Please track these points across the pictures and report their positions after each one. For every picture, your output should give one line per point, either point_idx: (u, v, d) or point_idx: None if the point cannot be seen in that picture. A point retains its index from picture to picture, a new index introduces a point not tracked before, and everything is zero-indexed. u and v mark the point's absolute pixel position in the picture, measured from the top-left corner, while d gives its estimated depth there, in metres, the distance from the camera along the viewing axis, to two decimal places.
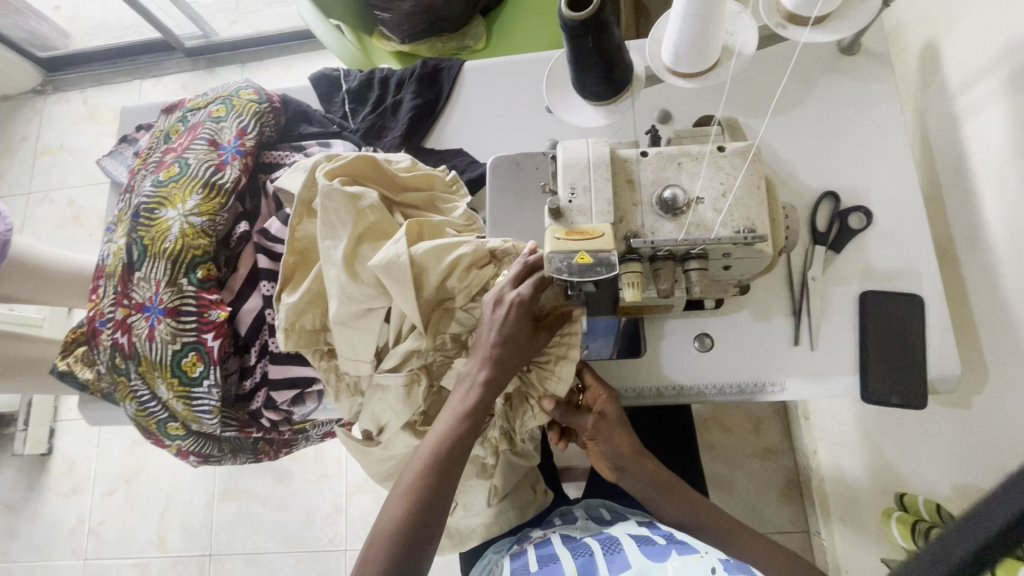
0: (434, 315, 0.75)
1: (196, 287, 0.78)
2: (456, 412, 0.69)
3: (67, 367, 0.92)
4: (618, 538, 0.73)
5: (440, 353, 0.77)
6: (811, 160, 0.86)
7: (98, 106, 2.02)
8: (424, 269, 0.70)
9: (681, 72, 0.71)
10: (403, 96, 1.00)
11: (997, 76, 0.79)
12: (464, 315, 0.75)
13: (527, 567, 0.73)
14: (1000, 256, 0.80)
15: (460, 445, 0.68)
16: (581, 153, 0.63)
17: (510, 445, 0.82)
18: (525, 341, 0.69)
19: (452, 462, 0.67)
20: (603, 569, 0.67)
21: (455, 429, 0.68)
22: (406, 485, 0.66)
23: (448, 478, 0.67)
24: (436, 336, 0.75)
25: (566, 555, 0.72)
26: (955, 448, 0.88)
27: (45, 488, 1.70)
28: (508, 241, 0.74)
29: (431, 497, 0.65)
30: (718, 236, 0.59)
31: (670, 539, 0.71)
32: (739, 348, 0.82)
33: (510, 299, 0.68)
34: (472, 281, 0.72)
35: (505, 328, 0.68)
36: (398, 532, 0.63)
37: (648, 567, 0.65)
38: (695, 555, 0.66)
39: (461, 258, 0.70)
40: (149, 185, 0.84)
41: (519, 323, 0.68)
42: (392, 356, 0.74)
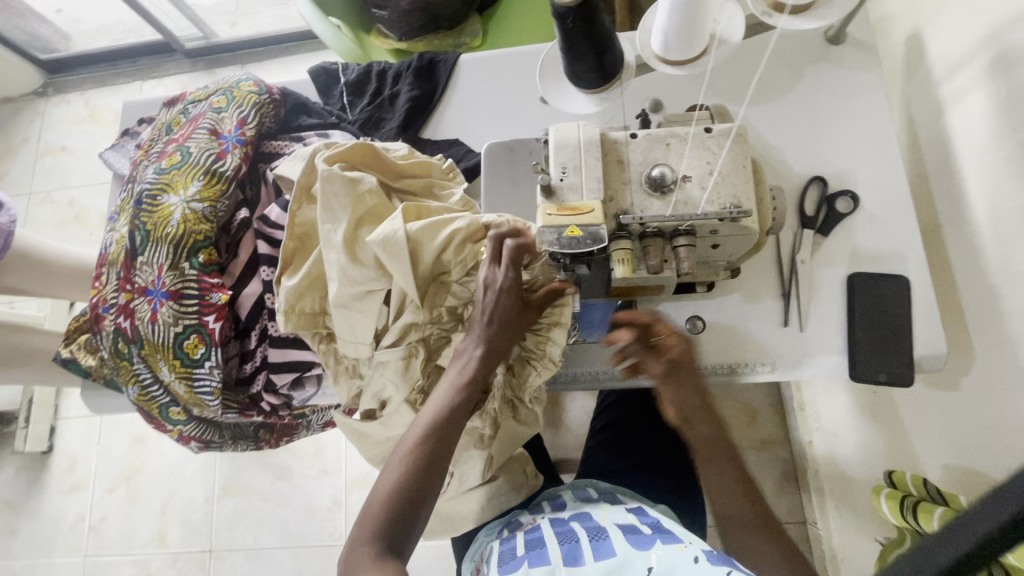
0: (431, 288, 0.77)
1: (198, 270, 0.80)
2: (449, 387, 0.71)
3: (70, 354, 0.94)
4: (606, 526, 0.74)
5: (436, 327, 0.79)
6: (800, 146, 0.88)
7: (99, 107, 2.04)
8: (419, 244, 0.72)
9: (670, 59, 0.73)
10: (401, 88, 1.02)
11: (979, 62, 0.82)
12: (460, 289, 0.78)
13: (513, 552, 0.73)
14: (984, 238, 0.82)
15: (453, 417, 0.70)
16: (573, 135, 0.65)
17: (512, 413, 0.81)
18: (516, 319, 0.72)
19: (445, 433, 0.69)
20: (590, 556, 0.68)
21: (448, 402, 0.70)
22: (400, 456, 0.68)
23: (441, 449, 0.68)
24: (433, 309, 0.77)
25: (553, 540, 0.73)
26: (943, 430, 0.90)
27: (46, 486, 1.71)
28: (503, 217, 0.74)
29: (424, 466, 0.67)
30: (705, 212, 0.61)
31: (656, 529, 0.72)
32: (730, 331, 0.84)
33: (502, 281, 0.71)
34: (468, 255, 0.75)
35: (496, 307, 0.71)
36: (389, 498, 0.66)
37: (634, 556, 0.66)
38: (680, 545, 0.67)
39: (457, 233, 0.72)
40: (151, 173, 0.85)
41: (510, 302, 0.71)
42: (389, 333, 0.76)
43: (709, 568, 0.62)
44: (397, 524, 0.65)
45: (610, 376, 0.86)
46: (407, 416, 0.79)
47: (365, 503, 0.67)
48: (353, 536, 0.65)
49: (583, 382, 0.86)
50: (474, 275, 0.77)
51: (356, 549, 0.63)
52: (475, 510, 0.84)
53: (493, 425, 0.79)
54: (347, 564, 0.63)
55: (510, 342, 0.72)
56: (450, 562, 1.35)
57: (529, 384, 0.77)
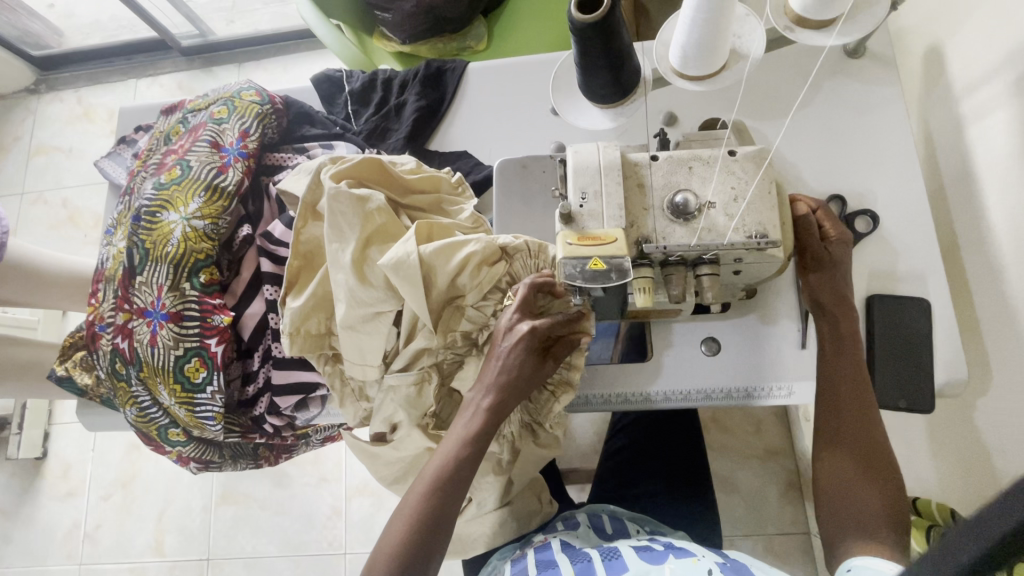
0: (445, 312, 0.74)
1: (199, 291, 0.78)
2: (458, 440, 0.68)
3: (66, 371, 0.91)
4: (618, 546, 0.72)
5: (450, 352, 0.76)
6: (819, 162, 0.86)
7: (93, 105, 1.99)
8: (431, 269, 0.70)
9: (689, 74, 0.70)
10: (407, 97, 0.99)
11: (1002, 80, 0.80)
12: (475, 313, 0.74)
13: (525, 572, 0.72)
14: (1005, 259, 0.80)
15: (462, 471, 0.67)
16: (592, 157, 0.62)
17: (532, 437, 0.79)
18: (532, 369, 0.69)
19: (452, 490, 0.66)
20: (602, 574, 0.67)
21: (457, 455, 0.67)
22: (408, 509, 0.65)
23: (448, 504, 0.65)
24: (446, 334, 0.75)
25: (565, 559, 0.72)
26: (958, 450, 0.88)
27: (40, 493, 1.68)
28: (520, 238, 0.72)
29: (432, 522, 0.64)
30: (731, 241, 0.58)
31: (668, 545, 0.70)
32: (747, 353, 0.82)
33: (521, 328, 0.68)
34: (483, 279, 0.72)
35: (511, 358, 0.68)
36: (395, 556, 0.62)
37: (646, 570, 0.65)
38: (693, 557, 0.66)
39: (472, 256, 0.70)
40: (150, 188, 0.82)
41: (527, 352, 0.68)
42: (400, 357, 0.75)
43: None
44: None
45: (625, 398, 0.83)
46: (416, 439, 0.76)
47: (370, 557, 0.64)
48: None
49: (597, 405, 0.83)
50: (489, 298, 0.74)
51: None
52: (485, 531, 0.82)
53: (511, 450, 0.78)
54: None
55: (523, 394, 0.69)
56: (453, 572, 1.33)
57: (550, 411, 0.75)
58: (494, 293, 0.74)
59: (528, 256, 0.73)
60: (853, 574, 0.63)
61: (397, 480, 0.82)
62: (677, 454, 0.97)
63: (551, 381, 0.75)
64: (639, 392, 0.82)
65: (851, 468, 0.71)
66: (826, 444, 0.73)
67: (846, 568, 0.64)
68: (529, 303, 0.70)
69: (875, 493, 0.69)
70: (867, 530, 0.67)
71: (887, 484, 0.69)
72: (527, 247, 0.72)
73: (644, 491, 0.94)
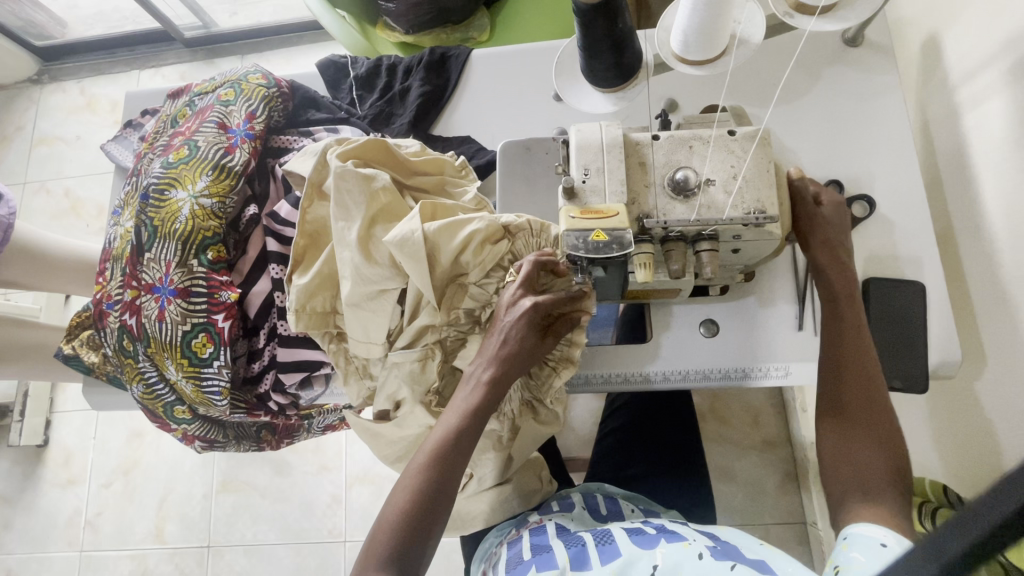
0: (449, 290, 0.76)
1: (207, 267, 0.79)
2: (460, 411, 0.69)
3: (72, 350, 0.92)
4: (611, 528, 0.72)
5: (453, 329, 0.78)
6: (818, 149, 0.88)
7: (96, 96, 2.00)
8: (436, 246, 0.71)
9: (690, 60, 0.71)
10: (411, 83, 1.00)
11: (997, 67, 0.81)
12: (478, 291, 0.76)
13: (520, 556, 0.72)
14: (999, 245, 0.81)
15: (464, 442, 0.68)
16: (595, 135, 0.63)
17: (532, 415, 0.81)
18: (533, 343, 0.71)
19: (453, 459, 0.67)
20: (596, 560, 0.67)
21: (459, 426, 0.68)
22: (410, 477, 0.66)
23: (450, 473, 0.67)
24: (450, 311, 0.76)
25: (559, 544, 0.72)
26: (952, 435, 0.90)
27: (42, 480, 1.69)
28: (523, 217, 0.73)
29: (433, 490, 0.65)
30: (729, 217, 0.60)
31: (660, 529, 0.71)
32: (744, 335, 0.83)
33: (522, 303, 0.70)
34: (486, 257, 0.73)
35: (513, 331, 0.69)
36: (399, 525, 0.64)
37: (639, 555, 0.65)
38: (684, 542, 0.66)
39: (475, 234, 0.71)
40: (158, 167, 0.83)
41: (529, 327, 0.70)
42: (404, 334, 0.76)
43: (713, 565, 0.61)
44: (406, 549, 0.63)
45: (624, 378, 0.84)
46: (419, 416, 0.77)
47: (373, 526, 0.65)
48: (360, 558, 0.63)
49: (596, 385, 0.85)
50: (492, 276, 0.76)
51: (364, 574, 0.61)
52: (485, 510, 0.83)
53: (511, 427, 0.80)
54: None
55: (524, 368, 0.71)
56: (453, 559, 1.35)
57: (551, 388, 0.77)
58: (496, 271, 0.75)
59: (531, 234, 0.74)
60: (851, 541, 0.62)
61: (399, 458, 0.83)
62: (675, 437, 0.98)
63: (552, 358, 0.76)
64: (637, 372, 0.84)
65: (847, 440, 0.71)
66: (828, 419, 0.73)
67: (844, 535, 0.63)
68: (531, 279, 0.71)
69: None
70: (868, 496, 0.66)
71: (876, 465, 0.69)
72: (530, 225, 0.73)
73: (641, 474, 0.95)
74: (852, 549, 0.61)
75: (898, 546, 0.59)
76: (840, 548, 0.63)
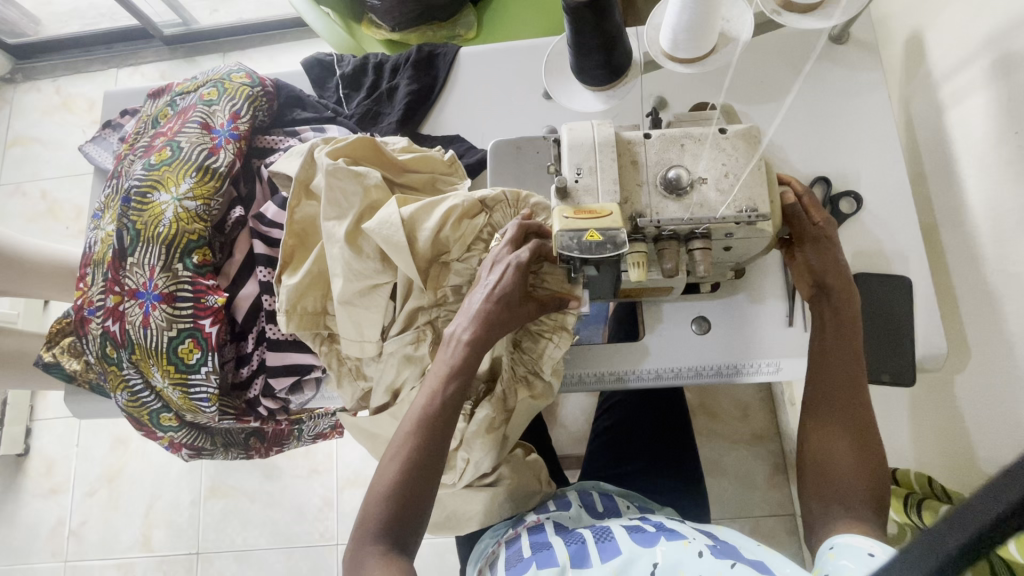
0: (433, 269, 0.74)
1: (192, 271, 0.77)
2: (444, 373, 0.68)
3: (52, 358, 0.90)
4: (610, 525, 0.73)
5: (443, 309, 0.77)
6: (805, 146, 0.88)
7: (72, 95, 1.95)
8: (415, 225, 0.71)
9: (679, 58, 0.71)
10: (399, 81, 0.99)
11: (980, 64, 0.82)
12: (463, 267, 0.75)
13: (520, 554, 0.72)
14: (982, 238, 0.82)
15: (450, 405, 0.68)
16: (587, 134, 0.63)
17: (528, 390, 0.78)
18: (518, 303, 0.70)
19: (442, 425, 0.67)
20: (596, 557, 0.67)
21: (444, 389, 0.68)
22: (398, 446, 0.66)
23: (439, 438, 0.67)
24: (437, 290, 0.75)
25: (558, 541, 0.72)
26: (936, 426, 0.91)
27: (23, 490, 1.65)
28: (498, 189, 0.74)
29: (422, 457, 0.65)
30: (722, 215, 0.60)
31: (660, 526, 0.71)
32: (736, 332, 0.84)
33: (507, 261, 0.69)
34: (465, 231, 0.73)
35: (497, 289, 0.68)
36: (392, 493, 0.64)
37: (638, 554, 0.66)
38: (684, 541, 0.66)
39: (452, 209, 0.71)
40: (140, 169, 0.81)
41: (513, 283, 0.68)
42: (396, 321, 0.75)
43: (713, 562, 0.62)
44: (402, 518, 0.64)
45: (617, 377, 0.84)
46: None
47: (366, 497, 0.65)
48: (355, 532, 0.64)
49: (590, 384, 0.84)
50: (473, 250, 0.75)
51: (361, 546, 0.62)
52: (480, 511, 0.82)
53: (503, 411, 0.78)
54: (353, 562, 0.62)
55: (510, 328, 0.70)
56: (447, 560, 1.34)
57: (547, 356, 0.76)
58: (476, 244, 0.75)
59: (508, 206, 0.74)
60: (838, 551, 0.63)
61: None
62: (667, 433, 0.99)
63: (546, 328, 0.76)
64: (628, 371, 0.84)
65: (835, 435, 0.73)
66: (812, 411, 0.75)
67: (830, 545, 0.64)
68: (519, 243, 0.71)
69: (855, 472, 0.71)
70: (846, 505, 0.69)
71: (865, 461, 0.71)
72: (506, 198, 0.74)
73: (634, 471, 0.95)
74: (841, 557, 0.61)
75: (885, 556, 0.60)
76: (826, 557, 0.64)
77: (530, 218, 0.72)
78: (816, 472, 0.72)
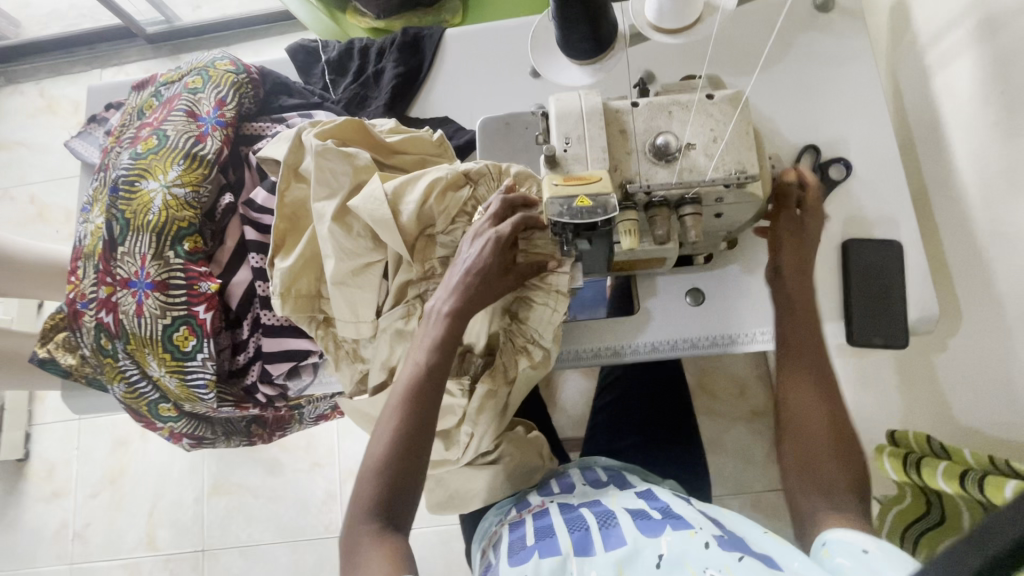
0: (420, 242, 0.74)
1: (184, 259, 0.77)
2: (430, 348, 0.69)
3: (48, 354, 0.89)
4: (615, 511, 0.73)
5: (432, 283, 0.76)
6: (793, 115, 0.88)
7: (57, 97, 1.93)
8: (399, 201, 0.71)
9: (665, 28, 0.70)
10: (385, 65, 0.98)
11: (965, 26, 0.82)
12: (448, 240, 0.74)
13: (523, 541, 0.72)
14: (971, 200, 0.83)
15: (436, 379, 0.68)
16: (574, 104, 0.63)
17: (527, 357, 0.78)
18: (498, 276, 0.70)
19: (428, 399, 0.67)
20: (599, 545, 0.67)
21: (430, 362, 0.68)
22: (386, 422, 0.66)
23: (427, 413, 0.67)
24: (424, 263, 0.75)
25: (562, 529, 0.71)
26: (930, 389, 0.92)
27: (25, 494, 1.65)
28: (482, 162, 0.74)
29: (411, 431, 0.65)
30: (712, 178, 0.60)
31: (666, 513, 0.70)
32: (729, 302, 0.84)
33: (488, 235, 0.69)
34: (450, 204, 0.73)
35: (476, 262, 0.69)
36: (381, 468, 0.64)
37: (644, 545, 0.65)
38: (690, 531, 0.65)
39: (437, 180, 0.71)
40: (126, 158, 0.81)
41: (494, 255, 0.69)
42: (389, 295, 0.75)
43: (720, 554, 0.61)
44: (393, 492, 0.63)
45: (613, 351, 0.84)
46: None
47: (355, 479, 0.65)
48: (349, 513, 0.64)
49: (587, 360, 0.85)
50: (458, 222, 0.74)
51: (355, 526, 0.62)
52: (483, 489, 0.83)
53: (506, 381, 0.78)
54: (347, 543, 0.61)
55: (489, 297, 0.70)
56: (452, 546, 1.35)
57: (541, 321, 0.76)
58: (461, 217, 0.75)
59: (492, 178, 0.74)
60: (831, 548, 0.61)
61: None
62: (665, 407, 0.99)
63: (539, 293, 0.76)
64: (624, 343, 0.84)
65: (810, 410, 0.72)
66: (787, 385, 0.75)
67: (823, 542, 0.62)
68: (499, 216, 0.71)
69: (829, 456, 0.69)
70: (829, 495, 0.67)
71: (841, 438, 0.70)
72: (492, 170, 0.74)
73: (634, 445, 0.96)
74: (836, 556, 0.59)
75: (878, 550, 0.57)
76: (820, 555, 0.62)
77: (514, 189, 0.72)
78: (801, 457, 0.70)
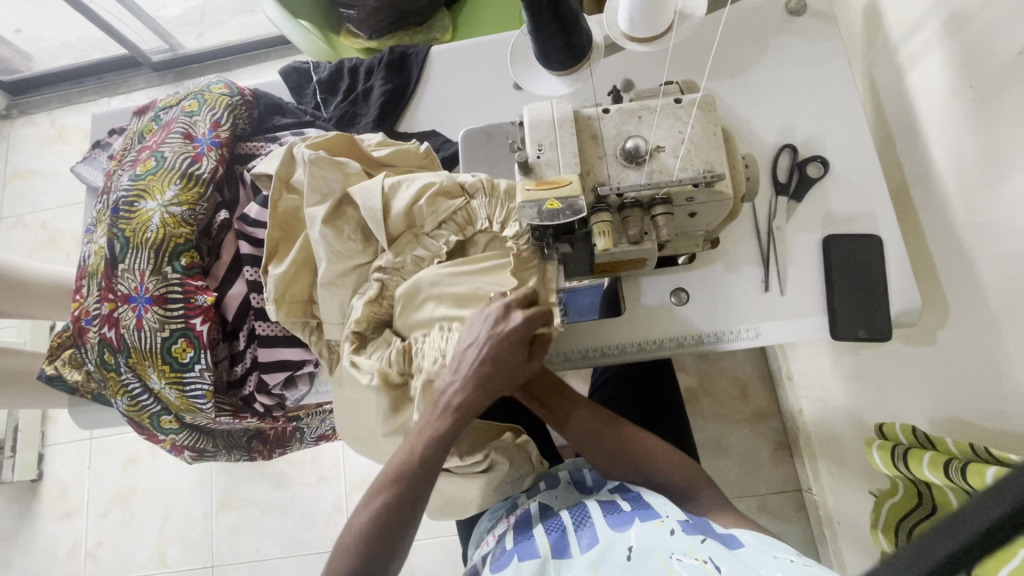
0: (404, 239, 0.75)
1: (181, 274, 0.80)
2: (430, 437, 0.68)
3: (55, 370, 0.93)
4: (588, 509, 0.74)
5: (404, 279, 0.76)
6: (769, 117, 0.91)
7: (67, 127, 2.00)
8: (392, 197, 0.74)
9: (637, 37, 0.73)
10: (373, 83, 1.02)
11: (933, 24, 0.84)
12: (431, 243, 0.75)
13: (503, 547, 0.73)
14: (949, 193, 0.84)
15: (424, 470, 0.67)
16: (546, 112, 0.66)
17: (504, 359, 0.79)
18: (512, 366, 0.69)
19: (415, 490, 0.66)
20: (575, 547, 0.69)
21: (424, 449, 0.67)
22: (380, 488, 0.66)
23: (410, 504, 0.66)
24: (400, 257, 0.75)
25: (539, 530, 0.73)
26: (922, 384, 0.92)
27: (38, 514, 1.68)
28: (478, 176, 0.74)
29: (392, 517, 0.65)
30: (679, 178, 0.62)
31: (635, 504, 0.73)
32: (713, 302, 0.86)
33: (502, 325, 0.67)
34: (440, 209, 0.74)
35: (486, 350, 0.67)
36: (370, 527, 0.64)
37: (616, 539, 0.67)
38: (657, 520, 0.68)
39: (429, 184, 0.74)
40: (126, 180, 0.85)
41: (502, 355, 0.68)
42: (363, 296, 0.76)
43: (685, 539, 0.64)
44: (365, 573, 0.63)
45: (601, 352, 0.86)
46: None
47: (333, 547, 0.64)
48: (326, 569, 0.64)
49: (576, 361, 0.86)
50: (445, 229, 0.75)
51: None
52: (478, 495, 0.83)
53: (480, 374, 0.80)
54: None
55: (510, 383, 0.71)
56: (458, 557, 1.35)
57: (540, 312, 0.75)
58: (449, 224, 0.75)
59: (484, 193, 0.74)
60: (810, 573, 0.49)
61: None
62: (658, 406, 1.00)
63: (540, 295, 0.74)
64: (611, 344, 0.86)
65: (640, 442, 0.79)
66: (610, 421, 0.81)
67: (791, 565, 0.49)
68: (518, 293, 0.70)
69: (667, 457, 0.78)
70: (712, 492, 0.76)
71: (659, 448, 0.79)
72: (487, 186, 0.73)
73: None
74: None
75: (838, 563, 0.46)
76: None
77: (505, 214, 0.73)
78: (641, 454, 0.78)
